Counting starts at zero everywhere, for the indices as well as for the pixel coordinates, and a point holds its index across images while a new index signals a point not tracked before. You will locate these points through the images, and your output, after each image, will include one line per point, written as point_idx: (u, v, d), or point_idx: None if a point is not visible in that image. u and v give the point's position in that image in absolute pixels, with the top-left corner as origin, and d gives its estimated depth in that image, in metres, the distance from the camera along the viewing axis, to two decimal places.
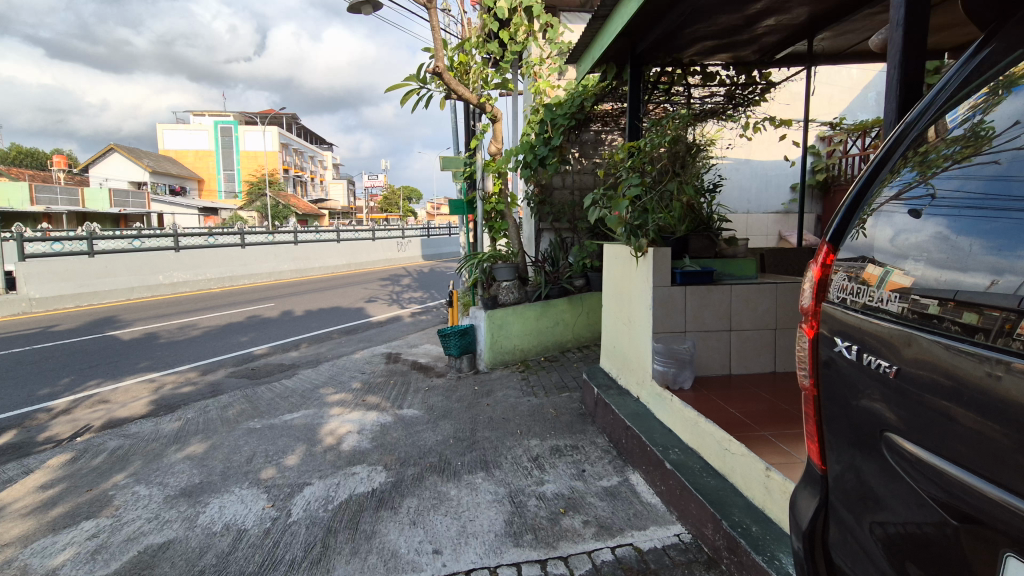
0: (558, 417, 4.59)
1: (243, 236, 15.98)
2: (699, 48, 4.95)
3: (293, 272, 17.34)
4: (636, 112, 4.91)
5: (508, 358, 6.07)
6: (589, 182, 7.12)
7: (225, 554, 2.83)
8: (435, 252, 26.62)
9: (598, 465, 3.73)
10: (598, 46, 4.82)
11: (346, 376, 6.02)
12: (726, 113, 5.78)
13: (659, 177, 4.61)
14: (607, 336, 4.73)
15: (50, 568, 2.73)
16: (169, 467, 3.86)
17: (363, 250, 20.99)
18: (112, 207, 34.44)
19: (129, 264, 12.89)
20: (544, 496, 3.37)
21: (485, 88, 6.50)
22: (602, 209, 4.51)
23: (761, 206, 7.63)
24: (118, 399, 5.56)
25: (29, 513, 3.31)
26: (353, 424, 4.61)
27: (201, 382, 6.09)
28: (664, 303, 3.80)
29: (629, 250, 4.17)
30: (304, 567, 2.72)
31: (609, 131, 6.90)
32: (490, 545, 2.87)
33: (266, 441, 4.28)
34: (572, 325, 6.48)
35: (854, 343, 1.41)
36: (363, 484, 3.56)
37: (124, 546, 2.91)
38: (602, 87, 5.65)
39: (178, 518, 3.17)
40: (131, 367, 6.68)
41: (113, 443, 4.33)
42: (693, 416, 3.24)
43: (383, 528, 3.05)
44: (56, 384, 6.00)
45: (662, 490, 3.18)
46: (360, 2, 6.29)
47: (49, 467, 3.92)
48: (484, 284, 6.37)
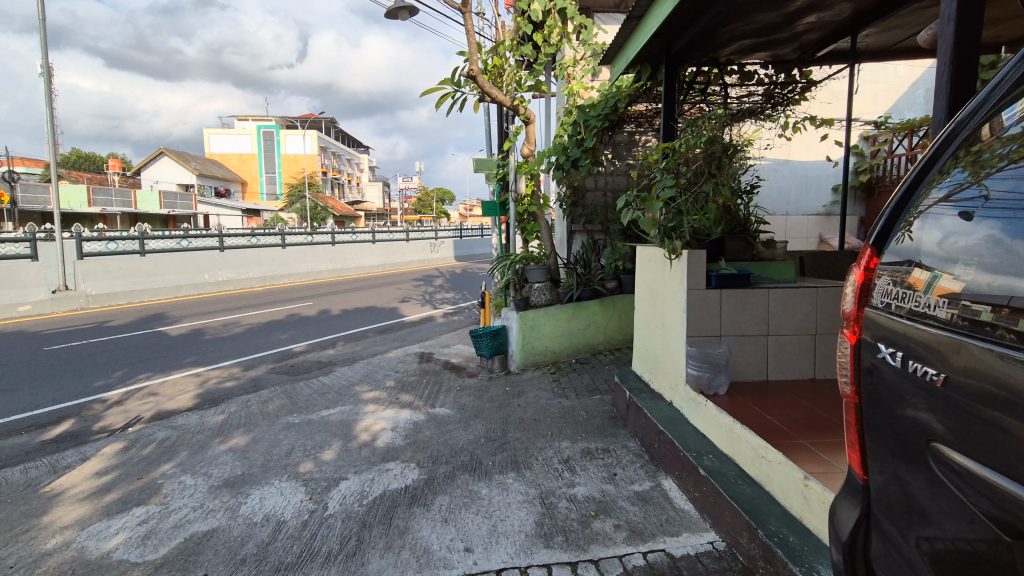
0: (588, 419, 4.57)
1: (284, 236, 16.52)
2: (736, 47, 4.85)
3: (331, 272, 17.78)
4: (670, 113, 4.86)
5: (539, 359, 6.07)
6: (622, 183, 7.07)
7: (266, 544, 2.94)
8: (467, 252, 26.83)
9: (630, 469, 3.70)
10: (633, 46, 4.79)
11: (381, 375, 6.15)
12: (764, 112, 5.65)
13: (695, 178, 4.54)
14: (639, 340, 4.68)
15: (104, 551, 2.89)
16: (213, 458, 4.03)
17: (398, 250, 21.35)
18: (161, 208, 36.15)
19: (177, 263, 13.51)
20: (574, 498, 3.37)
21: (518, 90, 6.53)
22: (636, 210, 4.49)
23: (800, 208, 7.42)
24: (166, 392, 5.83)
25: (85, 497, 3.52)
26: (387, 422, 4.71)
27: (243, 377, 6.33)
28: (698, 306, 3.74)
29: (663, 253, 4.14)
30: (340, 560, 2.80)
31: (643, 132, 6.83)
32: (521, 546, 2.88)
33: (304, 435, 4.42)
34: (604, 328, 6.42)
35: (898, 350, 1.37)
36: (396, 480, 3.64)
37: (172, 533, 3.05)
38: (637, 88, 5.62)
39: (221, 508, 3.31)
40: (179, 361, 7.00)
41: (161, 434, 4.54)
42: (727, 422, 3.19)
43: (416, 524, 3.11)
44: (110, 376, 6.34)
45: (695, 496, 3.14)
46: (396, 8, 6.42)
47: (104, 455, 4.15)
48: (516, 285, 6.43)
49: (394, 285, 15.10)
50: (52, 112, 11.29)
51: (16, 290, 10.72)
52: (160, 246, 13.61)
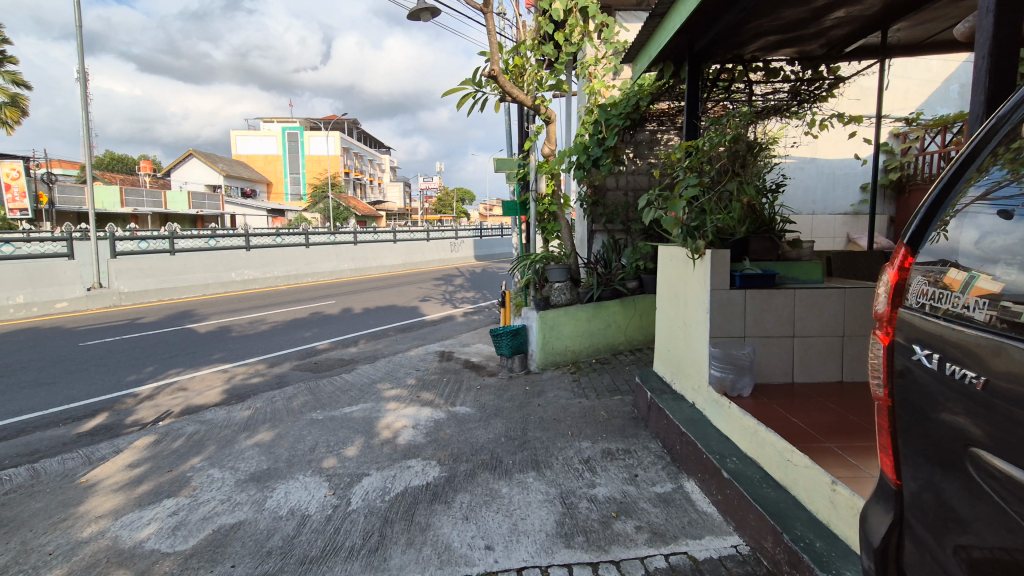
0: (609, 420, 4.54)
1: (307, 236, 16.79)
2: (761, 43, 4.77)
3: (353, 271, 18.00)
4: (693, 111, 4.80)
5: (559, 359, 6.05)
6: (644, 182, 7.01)
7: (291, 537, 2.99)
8: (487, 251, 26.89)
9: (651, 470, 3.67)
10: (655, 43, 4.75)
11: (402, 373, 6.20)
12: (790, 109, 5.55)
13: (718, 177, 4.47)
14: (661, 340, 4.64)
15: (137, 541, 2.98)
16: (240, 453, 4.12)
17: (418, 250, 21.50)
18: (190, 208, 37.08)
19: (205, 262, 13.84)
20: (595, 498, 3.35)
21: (539, 89, 6.52)
22: (658, 210, 4.45)
23: (827, 207, 7.26)
24: (195, 387, 5.98)
25: (119, 488, 3.63)
26: (408, 419, 4.75)
27: (268, 374, 6.45)
28: (722, 306, 3.68)
29: (686, 253, 4.09)
30: (362, 555, 2.83)
31: (665, 131, 6.77)
32: (542, 545, 2.88)
33: (327, 431, 4.49)
34: (625, 328, 6.37)
35: (934, 351, 1.33)
36: (417, 477, 3.67)
37: (201, 524, 3.13)
38: (659, 86, 5.58)
39: (248, 501, 3.38)
40: (206, 358, 7.17)
41: (190, 428, 4.65)
42: (751, 425, 3.13)
43: (437, 521, 3.13)
44: (141, 372, 6.53)
45: (718, 499, 3.10)
46: (418, 9, 6.47)
47: (136, 448, 4.27)
48: (537, 284, 6.43)
49: (414, 285, 15.19)
50: (87, 115, 11.66)
51: (54, 287, 11.09)
52: (189, 245, 13.96)
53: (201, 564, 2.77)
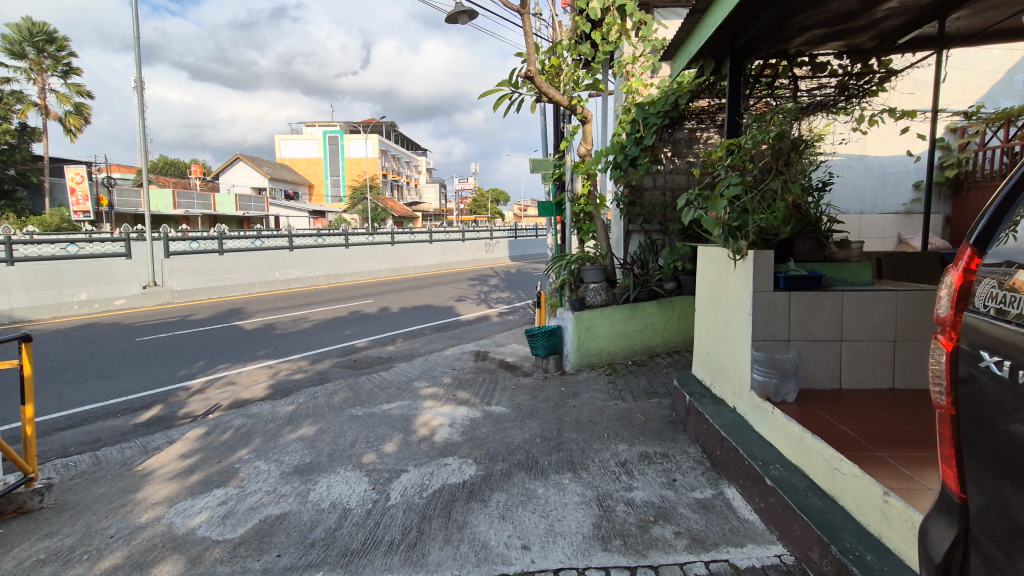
0: (646, 423, 4.47)
1: (347, 236, 17.22)
2: (808, 37, 4.60)
3: (390, 271, 18.34)
4: (735, 108, 4.68)
5: (594, 360, 6.00)
6: (682, 181, 6.88)
7: (333, 530, 3.07)
8: (521, 252, 26.91)
9: (690, 476, 3.60)
10: (695, 40, 4.65)
11: (438, 372, 6.28)
12: (837, 105, 5.35)
13: (761, 175, 4.35)
14: (700, 343, 4.54)
15: (190, 528, 3.12)
16: (284, 446, 4.26)
17: (454, 250, 21.74)
18: (236, 210, 38.63)
19: (251, 262, 14.37)
20: (632, 502, 3.31)
21: (576, 89, 6.49)
22: (698, 209, 4.36)
23: (876, 206, 6.96)
24: (242, 381, 6.22)
25: (173, 476, 3.81)
26: (444, 417, 4.81)
27: (310, 370, 6.65)
28: (765, 309, 3.57)
29: (727, 253, 3.99)
30: (402, 550, 2.88)
31: (705, 129, 6.63)
32: (579, 547, 2.87)
33: (366, 427, 4.59)
34: (662, 330, 6.26)
35: (1004, 358, 1.26)
36: (454, 475, 3.71)
37: (248, 514, 3.25)
38: (699, 83, 5.49)
39: (293, 493, 3.49)
40: (252, 354, 7.45)
41: (238, 422, 4.84)
42: (797, 431, 3.03)
43: (474, 519, 3.16)
44: (193, 366, 6.84)
45: (761, 507, 3.01)
46: (456, 12, 6.55)
47: (188, 439, 4.48)
48: (572, 285, 6.42)
49: (450, 285, 15.34)
50: (144, 122, 12.28)
51: (113, 285, 11.73)
52: (236, 245, 14.55)
53: (249, 552, 2.88)
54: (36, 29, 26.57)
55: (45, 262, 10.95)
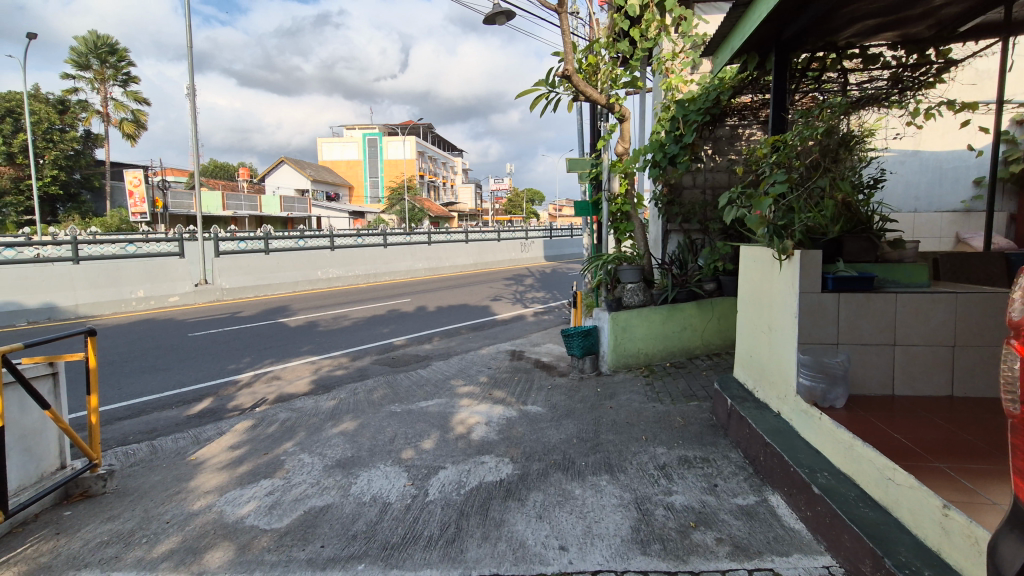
0: (686, 426, 4.38)
1: (385, 236, 17.59)
2: (858, 29, 4.40)
3: (427, 270, 18.61)
4: (781, 104, 4.54)
5: (631, 361, 5.92)
6: (723, 179, 6.71)
7: (374, 523, 3.14)
8: (556, 252, 26.80)
9: (732, 481, 3.50)
10: (739, 35, 4.51)
11: (475, 370, 6.33)
12: (890, 99, 5.10)
13: (808, 173, 4.19)
14: (743, 345, 4.42)
15: (239, 516, 3.25)
16: (327, 440, 4.39)
17: (490, 250, 21.87)
18: (280, 211, 40.01)
19: (295, 261, 14.85)
20: (672, 507, 3.25)
21: (613, 87, 6.42)
22: (741, 208, 4.24)
23: (932, 204, 6.61)
24: (287, 376, 6.44)
25: (223, 466, 3.98)
26: (481, 416, 4.84)
27: (351, 366, 6.82)
28: (812, 311, 3.44)
29: (771, 253, 3.86)
30: (440, 545, 2.92)
31: (748, 125, 6.48)
32: (617, 549, 2.84)
33: (405, 424, 4.67)
34: (702, 331, 6.12)
35: None
36: (491, 473, 3.73)
37: (294, 505, 3.36)
38: (742, 79, 5.37)
39: (335, 486, 3.59)
40: (297, 350, 7.70)
41: (283, 415, 5.01)
42: (846, 439, 2.91)
43: (512, 518, 3.17)
44: (241, 361, 7.12)
45: (807, 516, 2.90)
46: (493, 14, 6.59)
47: (237, 431, 4.66)
48: (609, 285, 6.37)
49: (485, 284, 15.44)
50: (195, 127, 12.84)
51: (168, 283, 12.33)
52: (281, 245, 15.08)
53: (295, 542, 2.97)
54: (100, 41, 28.22)
55: (107, 261, 11.63)
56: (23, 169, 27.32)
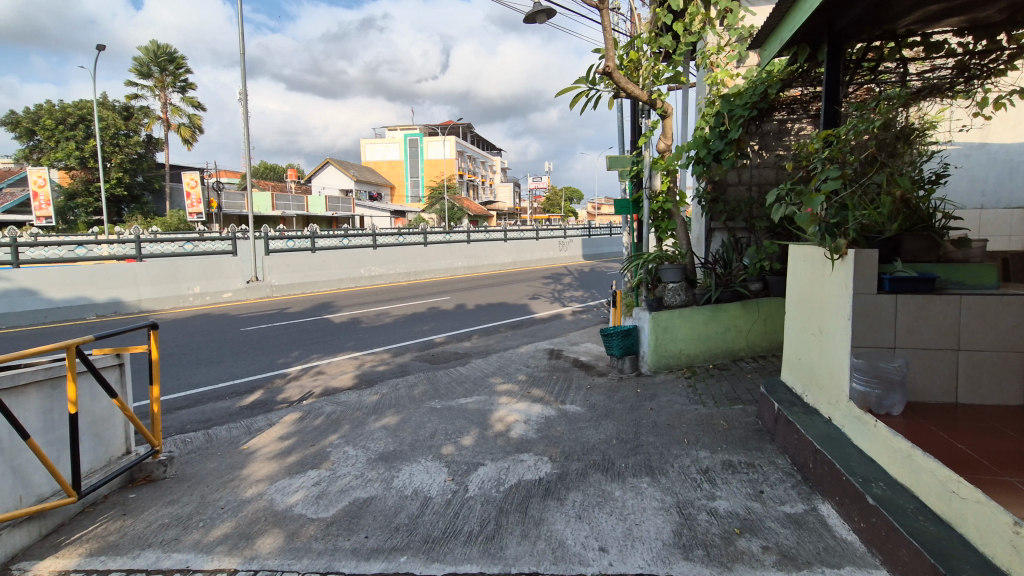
0: (730, 430, 4.27)
1: (425, 236, 17.88)
2: (919, 16, 4.13)
3: (466, 268, 18.80)
4: (834, 96, 4.36)
5: (672, 362, 5.80)
6: (771, 176, 6.49)
7: (415, 516, 3.20)
8: (596, 251, 26.51)
9: (779, 488, 3.39)
10: (789, 26, 4.33)
11: (513, 368, 6.36)
12: (954, 88, 4.78)
13: (863, 168, 4.00)
14: (791, 348, 4.26)
15: (289, 504, 3.38)
16: (370, 433, 4.50)
17: (529, 249, 21.88)
18: (325, 211, 41.26)
19: (340, 259, 15.29)
20: (716, 512, 3.17)
21: (655, 83, 6.29)
22: (790, 205, 4.07)
23: (1001, 200, 6.19)
24: (331, 371, 6.65)
25: (274, 456, 4.14)
26: (519, 414, 4.86)
27: (393, 362, 6.97)
28: (867, 313, 3.28)
29: (822, 253, 3.69)
30: (480, 541, 2.95)
31: (797, 120, 6.31)
32: (658, 553, 2.80)
33: (445, 420, 4.74)
34: (746, 333, 5.94)
35: None
36: (530, 471, 3.75)
37: (339, 496, 3.46)
38: (792, 72, 5.28)
39: (378, 479, 3.68)
40: (341, 345, 7.93)
41: (329, 408, 5.17)
42: (905, 448, 2.76)
43: (551, 516, 3.17)
44: (289, 355, 7.40)
45: (861, 527, 2.78)
46: (534, 12, 6.57)
47: (286, 422, 4.84)
48: (649, 284, 6.27)
49: (524, 283, 15.44)
50: (246, 130, 13.37)
51: (222, 280, 12.92)
52: (326, 244, 15.55)
53: (340, 531, 3.07)
54: (161, 51, 29.84)
55: (167, 258, 12.29)
56: (93, 172, 29.21)
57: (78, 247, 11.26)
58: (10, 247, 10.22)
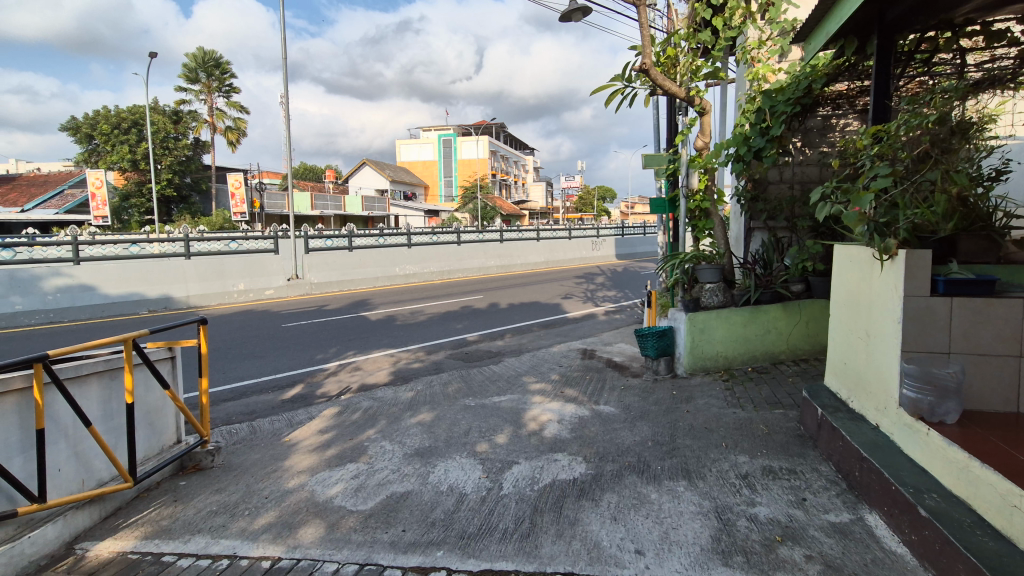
0: (770, 435, 4.15)
1: (459, 235, 18.05)
2: (979, 4, 3.91)
3: (498, 268, 18.90)
4: (884, 90, 4.19)
5: (709, 364, 5.69)
6: (814, 174, 6.28)
7: (451, 512, 3.24)
8: (629, 251, 26.19)
9: (823, 496, 3.28)
10: (836, 18, 4.18)
11: (546, 368, 6.36)
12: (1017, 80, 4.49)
13: (915, 165, 3.83)
14: (836, 352, 4.11)
15: (329, 496, 3.47)
16: (406, 429, 4.58)
17: (561, 248, 21.82)
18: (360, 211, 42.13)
19: (375, 257, 15.60)
20: (755, 518, 3.10)
21: (694, 80, 6.17)
22: (836, 203, 3.92)
23: None
24: (368, 367, 6.79)
25: (314, 449, 4.26)
26: (553, 413, 4.86)
27: (427, 360, 7.07)
28: (918, 317, 3.13)
29: (870, 253, 3.55)
30: (515, 538, 2.96)
31: (843, 115, 6.10)
32: (696, 558, 2.75)
33: (479, 418, 4.78)
34: (787, 335, 5.77)
35: None
36: (565, 471, 3.74)
37: (377, 489, 3.54)
38: (838, 66, 5.10)
39: (414, 474, 3.74)
40: (377, 342, 8.09)
41: (366, 404, 5.28)
42: (961, 459, 2.63)
43: (586, 517, 3.16)
44: (327, 351, 7.60)
45: (912, 540, 2.67)
46: (570, 10, 6.54)
47: (325, 416, 4.97)
48: (685, 285, 6.16)
49: (557, 282, 15.39)
50: (287, 132, 13.77)
51: (265, 277, 13.35)
52: (363, 242, 15.89)
53: (379, 524, 3.13)
54: (208, 57, 31.09)
55: (213, 256, 12.79)
56: (145, 174, 30.66)
57: (133, 246, 11.88)
58: (71, 245, 10.81)
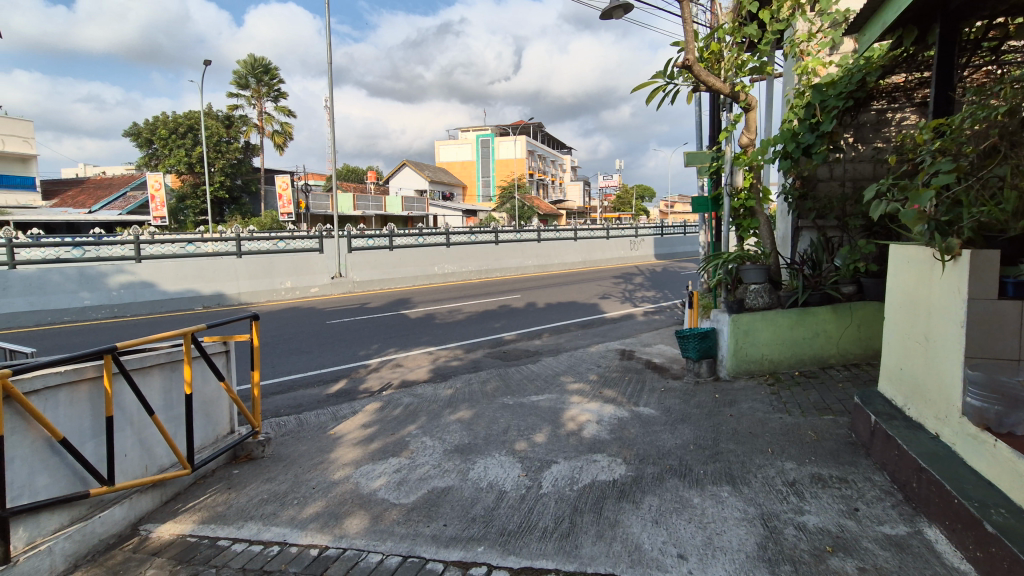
0: (819, 442, 4.00)
1: (496, 234, 18.13)
2: None
3: (535, 267, 18.90)
4: (947, 81, 3.97)
5: (753, 367, 5.53)
6: (867, 171, 6.03)
7: (491, 509, 3.27)
8: (668, 251, 25.67)
9: (877, 507, 3.14)
10: (894, 7, 3.99)
11: (584, 368, 6.32)
12: None
13: (981, 160, 3.61)
14: (890, 356, 3.93)
15: (372, 489, 3.56)
16: (446, 426, 4.64)
17: (599, 248, 21.62)
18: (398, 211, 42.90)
19: (415, 256, 15.86)
20: (804, 527, 3.00)
21: (739, 75, 6.00)
22: (893, 201, 3.75)
23: None
24: (408, 364, 6.92)
25: (357, 442, 4.38)
26: (592, 414, 4.83)
27: (466, 358, 7.14)
28: (984, 321, 2.96)
29: (931, 253, 3.37)
30: (555, 537, 2.96)
31: (899, 109, 5.83)
32: (742, 565, 2.69)
33: (517, 416, 4.80)
34: (837, 338, 5.55)
35: None
36: (604, 472, 3.72)
37: (418, 484, 3.60)
38: (895, 57, 4.87)
39: (455, 470, 3.80)
40: (417, 340, 8.23)
41: (406, 400, 5.38)
42: None
43: (626, 519, 3.13)
44: (369, 348, 7.78)
45: (977, 557, 2.52)
46: (611, 7, 6.47)
47: (367, 411, 5.10)
48: (728, 285, 6.01)
49: (595, 282, 15.26)
50: (331, 135, 14.16)
51: (309, 275, 13.78)
52: (403, 242, 16.18)
53: (421, 518, 3.19)
54: (258, 63, 32.32)
55: (261, 254, 13.29)
56: (198, 177, 32.17)
57: (188, 245, 12.48)
58: (133, 244, 11.43)
